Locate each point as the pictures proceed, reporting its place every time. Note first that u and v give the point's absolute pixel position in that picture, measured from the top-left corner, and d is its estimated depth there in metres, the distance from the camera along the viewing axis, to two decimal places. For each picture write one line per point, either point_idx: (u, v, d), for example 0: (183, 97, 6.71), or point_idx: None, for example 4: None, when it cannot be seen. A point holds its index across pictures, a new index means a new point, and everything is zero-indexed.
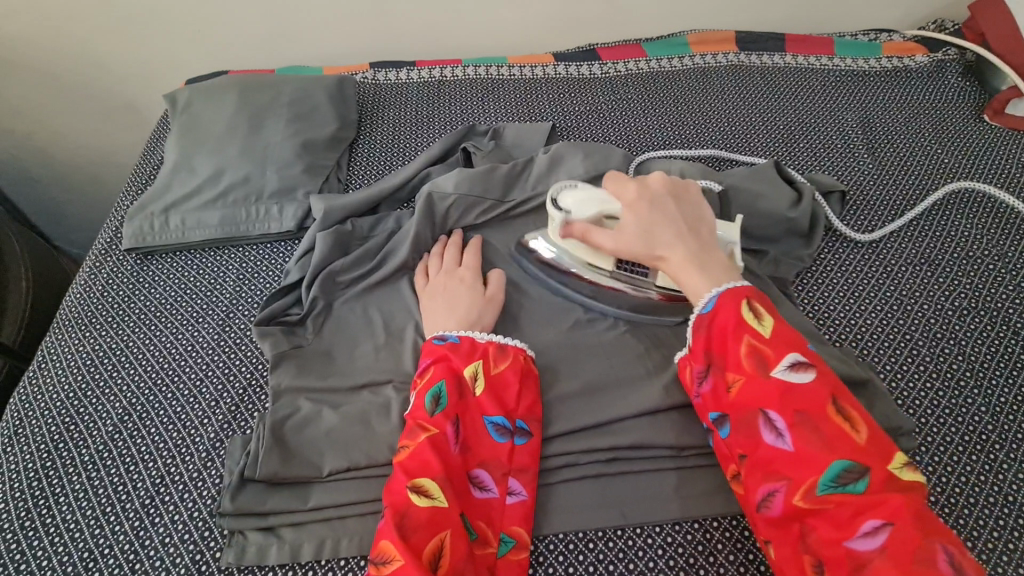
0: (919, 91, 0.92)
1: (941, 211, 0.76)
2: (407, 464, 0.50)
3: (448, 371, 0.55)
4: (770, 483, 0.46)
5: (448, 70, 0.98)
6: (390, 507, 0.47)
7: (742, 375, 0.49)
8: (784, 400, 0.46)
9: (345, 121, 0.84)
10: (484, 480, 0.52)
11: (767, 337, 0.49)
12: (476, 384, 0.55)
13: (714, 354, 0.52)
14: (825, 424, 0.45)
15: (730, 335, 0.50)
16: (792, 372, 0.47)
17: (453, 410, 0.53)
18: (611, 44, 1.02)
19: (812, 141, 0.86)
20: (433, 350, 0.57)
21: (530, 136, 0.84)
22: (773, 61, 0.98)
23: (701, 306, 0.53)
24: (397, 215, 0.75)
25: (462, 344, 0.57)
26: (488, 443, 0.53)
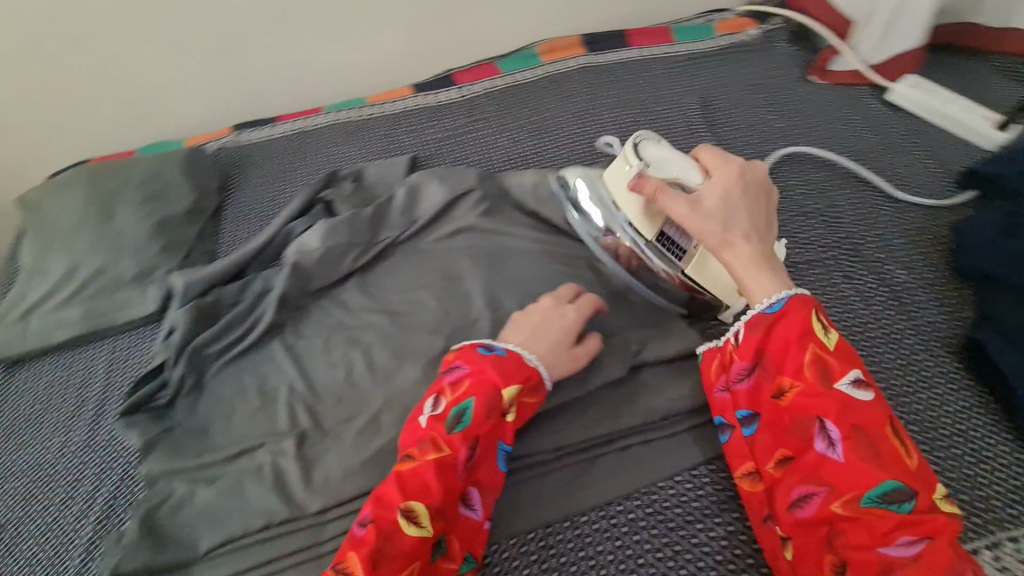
0: (752, 64, 0.97)
1: (776, 172, 0.81)
2: (407, 480, 0.51)
3: (488, 387, 0.55)
4: (808, 486, 0.49)
5: (309, 120, 0.99)
6: (375, 522, 0.49)
7: (803, 383, 0.51)
8: (842, 414, 0.49)
9: (203, 191, 0.84)
10: (473, 501, 0.53)
11: (830, 349, 0.52)
12: (507, 412, 0.55)
13: (768, 358, 0.54)
14: (878, 442, 0.48)
15: (796, 343, 0.52)
16: (853, 389, 0.50)
17: (475, 431, 0.53)
18: (467, 67, 1.05)
19: (658, 127, 0.90)
20: (477, 364, 0.57)
21: (389, 172, 0.86)
22: (619, 57, 1.02)
23: (766, 305, 0.56)
24: (265, 275, 0.75)
25: (503, 367, 0.56)
26: (493, 467, 0.54)
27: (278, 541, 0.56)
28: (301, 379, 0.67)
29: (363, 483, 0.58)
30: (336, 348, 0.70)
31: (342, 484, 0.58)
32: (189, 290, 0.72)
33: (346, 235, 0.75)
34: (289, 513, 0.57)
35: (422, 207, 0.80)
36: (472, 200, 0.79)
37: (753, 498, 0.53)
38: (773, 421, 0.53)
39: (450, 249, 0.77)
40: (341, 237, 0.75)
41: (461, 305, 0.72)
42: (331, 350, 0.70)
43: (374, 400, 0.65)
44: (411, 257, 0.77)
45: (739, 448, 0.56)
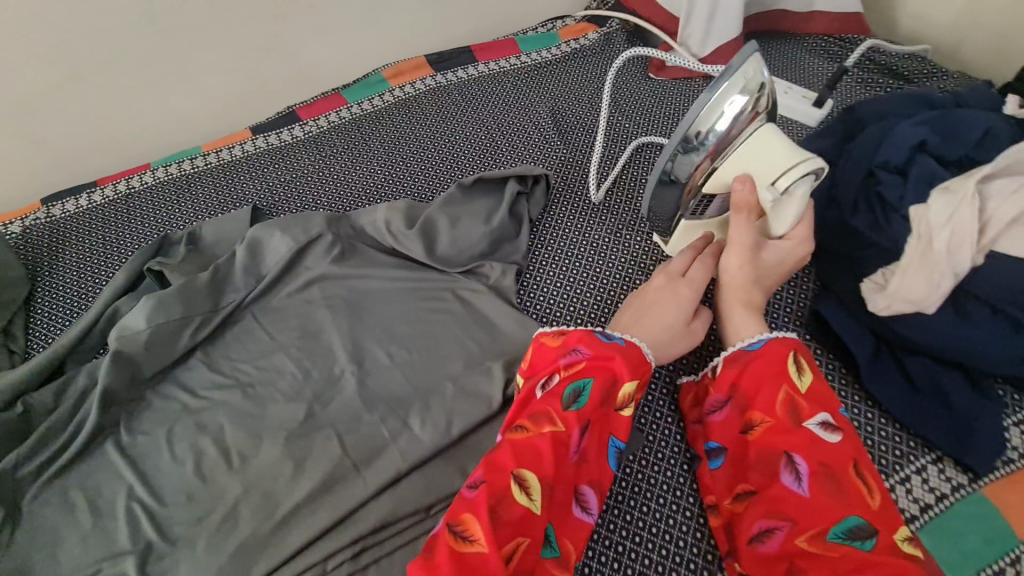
0: (596, 67, 0.99)
1: (628, 171, 0.82)
2: (520, 447, 0.49)
3: (607, 375, 0.53)
4: (772, 521, 0.49)
5: (134, 180, 0.89)
6: (486, 483, 0.46)
7: (772, 419, 0.52)
8: (811, 449, 0.49)
9: (5, 283, 0.73)
10: (586, 500, 0.51)
11: (803, 390, 0.52)
12: (625, 406, 0.53)
13: (741, 391, 0.55)
14: (845, 482, 0.48)
15: (770, 379, 0.54)
16: (823, 429, 0.50)
17: (588, 415, 0.51)
18: (310, 101, 0.99)
19: (513, 142, 0.88)
20: (599, 347, 0.54)
21: (230, 228, 0.78)
22: (468, 73, 1.00)
23: (749, 343, 0.57)
24: (88, 368, 0.66)
25: (630, 354, 0.55)
26: (604, 462, 0.52)
27: None
28: (140, 482, 0.59)
29: None
30: (182, 439, 0.62)
31: None
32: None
33: (178, 308, 0.67)
34: None
35: (268, 262, 0.73)
36: (322, 246, 0.74)
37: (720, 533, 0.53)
38: (743, 456, 0.53)
39: (305, 303, 0.71)
40: (172, 310, 0.67)
41: (323, 363, 0.67)
42: (175, 442, 0.61)
43: (229, 490, 0.58)
44: (261, 320, 0.71)
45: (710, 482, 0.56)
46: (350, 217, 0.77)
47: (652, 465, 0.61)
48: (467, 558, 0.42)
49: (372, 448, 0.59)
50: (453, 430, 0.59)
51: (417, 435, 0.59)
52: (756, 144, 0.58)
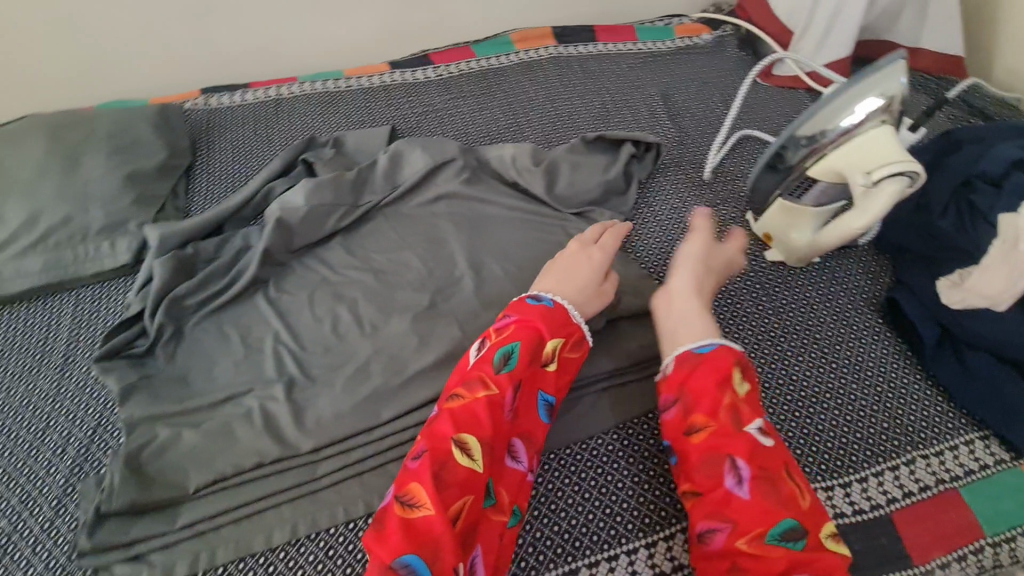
0: (707, 65, 1.07)
1: (732, 155, 0.89)
2: (457, 414, 0.53)
3: (528, 337, 0.57)
4: (713, 523, 0.50)
5: (283, 88, 0.98)
6: (430, 451, 0.51)
7: (716, 425, 0.53)
8: (753, 456, 0.51)
9: (176, 148, 0.83)
10: (517, 451, 0.56)
11: (743, 398, 0.54)
12: (550, 362, 0.58)
13: (687, 393, 0.56)
14: (782, 486, 0.50)
15: (714, 385, 0.55)
16: (760, 435, 0.53)
17: (519, 375, 0.55)
18: (442, 49, 1.08)
19: (625, 114, 0.97)
20: (527, 315, 0.59)
21: (371, 140, 0.87)
22: (588, 50, 1.09)
23: (699, 346, 0.58)
24: (245, 233, 0.75)
25: (551, 319, 0.59)
26: (534, 416, 0.57)
27: (275, 477, 0.57)
28: (287, 329, 0.68)
29: (356, 423, 0.60)
30: (322, 302, 0.71)
31: (334, 424, 0.60)
32: (165, 241, 0.71)
33: (330, 194, 0.77)
34: (282, 453, 0.58)
35: (405, 173, 0.82)
36: (454, 169, 0.83)
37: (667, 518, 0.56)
38: (684, 458, 0.54)
39: (432, 214, 0.80)
40: (324, 195, 0.76)
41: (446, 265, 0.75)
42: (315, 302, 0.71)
43: (362, 349, 0.67)
44: (392, 220, 0.79)
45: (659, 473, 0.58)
46: (479, 150, 0.86)
47: None
48: (416, 526, 0.47)
49: None
50: None
51: None
52: (870, 140, 0.65)
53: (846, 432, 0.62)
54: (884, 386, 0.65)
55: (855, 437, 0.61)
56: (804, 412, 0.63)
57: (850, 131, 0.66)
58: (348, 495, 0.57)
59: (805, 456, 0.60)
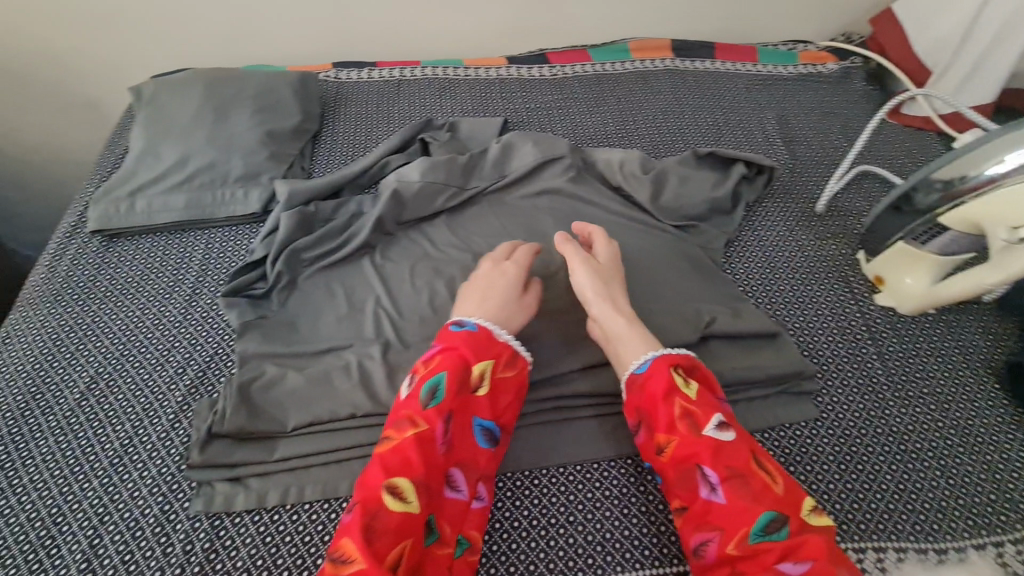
0: (830, 94, 1.03)
1: (848, 191, 0.85)
2: (388, 460, 0.49)
3: (453, 362, 0.54)
4: (703, 533, 0.49)
5: (407, 70, 1.04)
6: (359, 502, 0.47)
7: (676, 436, 0.52)
8: (717, 457, 0.50)
9: (308, 114, 0.90)
10: (457, 480, 0.51)
11: (693, 399, 0.54)
12: (479, 386, 0.55)
13: (645, 413, 0.55)
14: (752, 478, 0.49)
15: (662, 397, 0.54)
16: (719, 432, 0.51)
17: (448, 405, 0.52)
18: (560, 50, 1.11)
19: (737, 134, 0.95)
20: (450, 342, 0.56)
21: (485, 129, 0.90)
22: (706, 65, 1.08)
23: (635, 366, 0.58)
24: (359, 199, 0.79)
25: (476, 341, 0.56)
26: (471, 444, 0.53)
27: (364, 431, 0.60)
28: (387, 295, 0.71)
29: None
30: (421, 274, 0.73)
31: None
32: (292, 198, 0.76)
33: (442, 175, 0.80)
34: (372, 409, 0.61)
35: (513, 164, 0.85)
36: (561, 166, 0.84)
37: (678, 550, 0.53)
38: (664, 476, 0.53)
39: (534, 206, 0.81)
40: (437, 174, 0.80)
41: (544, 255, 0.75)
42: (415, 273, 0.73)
43: None
44: (495, 206, 0.82)
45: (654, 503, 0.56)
46: (587, 152, 0.87)
47: (819, 432, 0.62)
48: None
49: (578, 333, 0.67)
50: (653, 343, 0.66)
51: None
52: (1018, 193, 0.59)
53: (948, 497, 0.58)
54: (996, 456, 0.61)
55: (959, 503, 0.58)
56: (902, 467, 0.60)
57: (997, 181, 0.60)
58: None
59: (901, 512, 0.57)
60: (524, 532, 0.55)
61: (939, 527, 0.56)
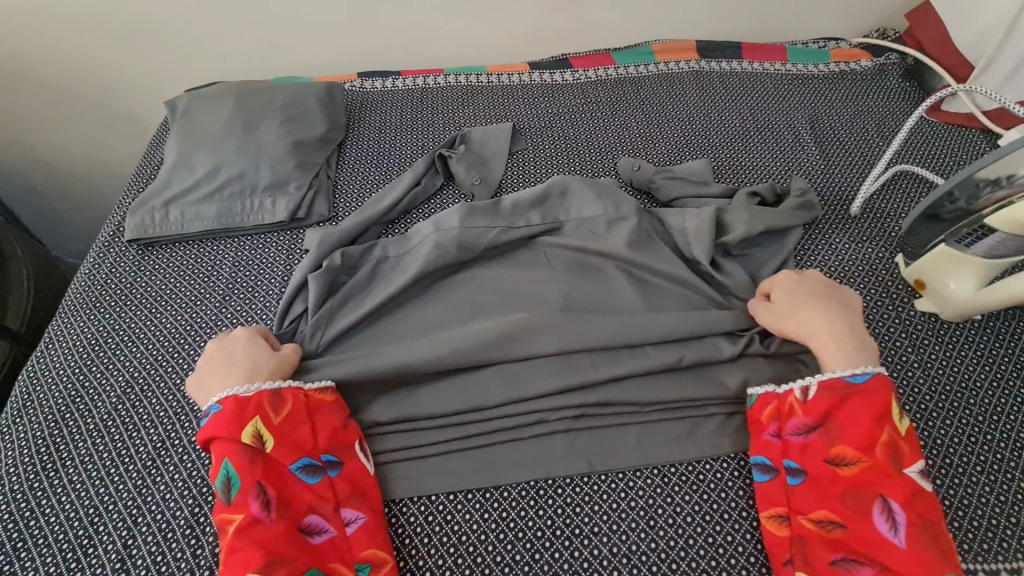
0: (864, 92, 1.00)
1: (884, 191, 0.81)
2: (231, 558, 0.49)
3: (225, 449, 0.53)
4: (855, 556, 0.49)
5: (430, 78, 1.04)
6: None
7: (871, 460, 0.51)
8: (910, 499, 0.49)
9: (334, 124, 0.91)
10: (315, 525, 0.53)
11: (902, 435, 0.52)
12: (264, 442, 0.54)
13: (835, 421, 0.54)
14: (938, 535, 0.48)
15: (871, 419, 0.52)
16: (920, 478, 0.51)
17: (249, 482, 0.51)
18: (582, 54, 1.10)
19: (765, 136, 0.92)
20: (211, 435, 0.53)
21: (496, 138, 0.90)
22: (732, 66, 1.06)
23: (849, 374, 0.55)
24: (385, 243, 0.75)
25: (225, 417, 0.54)
26: (303, 490, 0.53)
27: (389, 437, 0.61)
28: (410, 302, 0.71)
29: (465, 402, 0.61)
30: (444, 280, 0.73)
31: (445, 399, 0.62)
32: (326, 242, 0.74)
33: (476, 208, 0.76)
34: (395, 415, 0.61)
35: None
36: None
37: (779, 544, 0.53)
38: (827, 484, 0.52)
39: None
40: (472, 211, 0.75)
41: (571, 260, 0.73)
42: (438, 276, 0.72)
43: None
44: None
45: (772, 494, 0.55)
46: None
47: None
48: None
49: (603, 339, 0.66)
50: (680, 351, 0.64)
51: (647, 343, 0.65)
52: None
53: (999, 516, 0.56)
54: None
55: (1011, 522, 0.55)
56: (948, 483, 0.58)
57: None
58: (454, 468, 0.59)
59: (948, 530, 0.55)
60: (548, 542, 0.54)
61: (988, 546, 0.54)
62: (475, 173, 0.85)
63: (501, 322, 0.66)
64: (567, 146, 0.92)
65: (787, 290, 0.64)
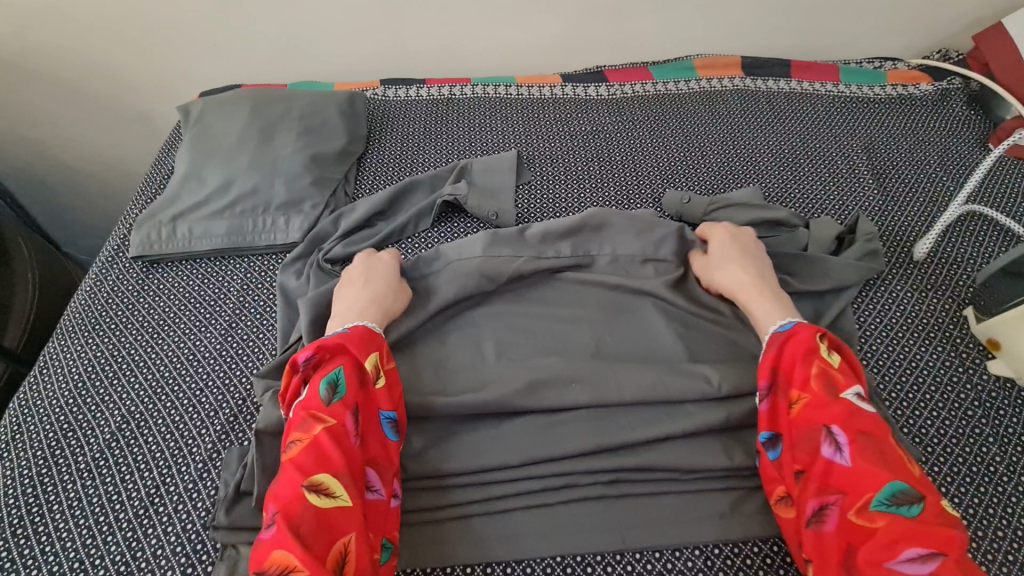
0: (923, 119, 0.92)
1: (951, 235, 0.74)
2: (303, 460, 0.47)
3: (340, 362, 0.54)
4: (822, 497, 0.46)
5: (456, 88, 0.99)
6: (280, 511, 0.44)
7: (809, 394, 0.51)
8: (848, 420, 0.48)
9: (354, 136, 0.86)
10: (373, 482, 0.49)
11: (835, 367, 0.52)
12: (377, 379, 0.54)
13: (781, 373, 0.54)
14: (884, 449, 0.46)
15: (801, 356, 0.53)
16: (858, 401, 0.50)
17: (352, 400, 0.51)
18: (619, 67, 1.04)
19: (817, 165, 0.85)
20: (321, 348, 0.54)
21: (501, 168, 0.82)
22: (778, 85, 0.99)
23: (778, 327, 0.57)
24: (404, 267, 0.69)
25: (360, 337, 0.56)
26: (380, 440, 0.52)
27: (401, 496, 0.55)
28: (428, 339, 0.64)
29: (487, 459, 0.55)
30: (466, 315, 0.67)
31: (464, 455, 0.56)
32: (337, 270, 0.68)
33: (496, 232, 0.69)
34: (410, 472, 0.55)
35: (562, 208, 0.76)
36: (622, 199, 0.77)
37: (788, 527, 0.49)
38: (788, 436, 0.51)
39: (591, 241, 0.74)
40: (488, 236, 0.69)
41: (604, 299, 0.67)
42: (458, 310, 0.66)
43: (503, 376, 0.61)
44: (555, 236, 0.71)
45: (769, 472, 0.52)
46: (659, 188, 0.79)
47: None
48: None
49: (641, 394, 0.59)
50: (728, 411, 0.58)
51: (690, 402, 0.59)
52: None
53: None
54: None
55: None
56: None
57: None
58: (471, 536, 0.53)
59: None
60: None
61: None
62: (488, 207, 0.78)
63: (528, 370, 0.60)
64: (601, 168, 0.86)
65: (720, 246, 0.68)
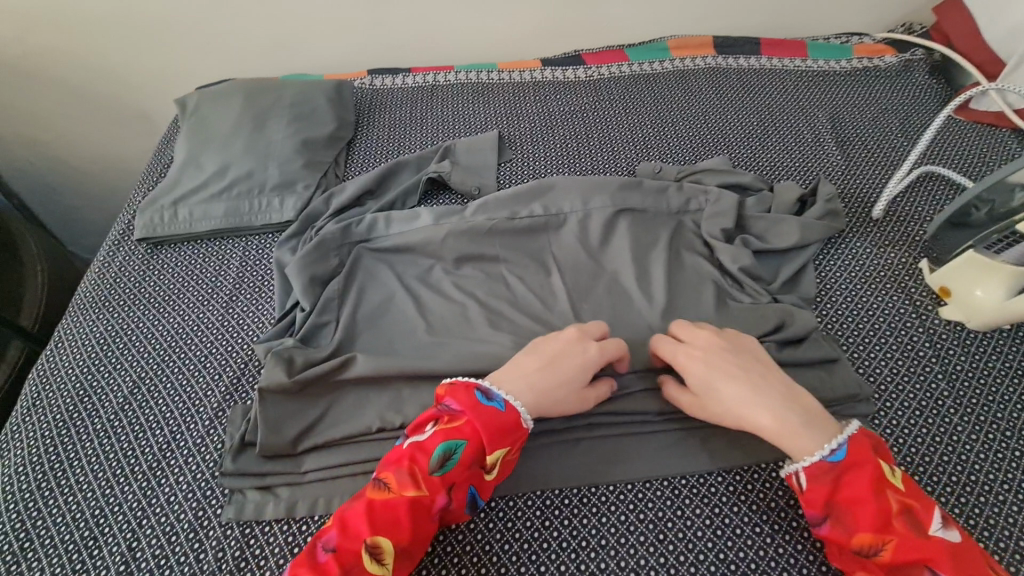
0: (887, 89, 0.96)
1: (908, 195, 0.79)
2: (378, 514, 0.48)
3: (464, 434, 0.51)
4: None
5: (440, 76, 1.03)
6: (335, 552, 0.47)
7: (895, 536, 0.46)
8: (953, 562, 0.44)
9: (342, 122, 0.91)
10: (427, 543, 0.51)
11: (903, 492, 0.48)
12: (490, 469, 0.52)
13: (841, 508, 0.49)
14: None
15: (870, 489, 0.48)
16: (946, 531, 0.46)
17: (453, 479, 0.50)
18: (596, 50, 1.08)
19: (785, 135, 0.90)
20: (464, 410, 0.52)
21: (483, 147, 0.87)
22: (749, 62, 1.03)
23: (829, 450, 0.50)
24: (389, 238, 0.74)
25: (503, 427, 0.52)
26: (456, 512, 0.52)
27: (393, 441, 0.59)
28: (415, 303, 0.69)
29: None
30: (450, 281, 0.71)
31: None
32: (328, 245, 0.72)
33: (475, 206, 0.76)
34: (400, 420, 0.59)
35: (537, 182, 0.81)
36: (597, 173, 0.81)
37: None
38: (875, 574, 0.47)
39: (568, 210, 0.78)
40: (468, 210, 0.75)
41: (580, 264, 0.72)
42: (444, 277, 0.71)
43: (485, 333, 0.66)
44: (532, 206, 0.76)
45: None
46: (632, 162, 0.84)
47: None
48: None
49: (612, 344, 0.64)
50: None
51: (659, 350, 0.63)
52: None
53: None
54: None
55: None
56: (972, 498, 0.54)
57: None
58: None
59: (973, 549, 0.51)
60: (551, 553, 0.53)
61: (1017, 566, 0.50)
62: (471, 182, 0.82)
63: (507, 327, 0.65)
64: (579, 144, 0.90)
65: (701, 372, 0.57)
